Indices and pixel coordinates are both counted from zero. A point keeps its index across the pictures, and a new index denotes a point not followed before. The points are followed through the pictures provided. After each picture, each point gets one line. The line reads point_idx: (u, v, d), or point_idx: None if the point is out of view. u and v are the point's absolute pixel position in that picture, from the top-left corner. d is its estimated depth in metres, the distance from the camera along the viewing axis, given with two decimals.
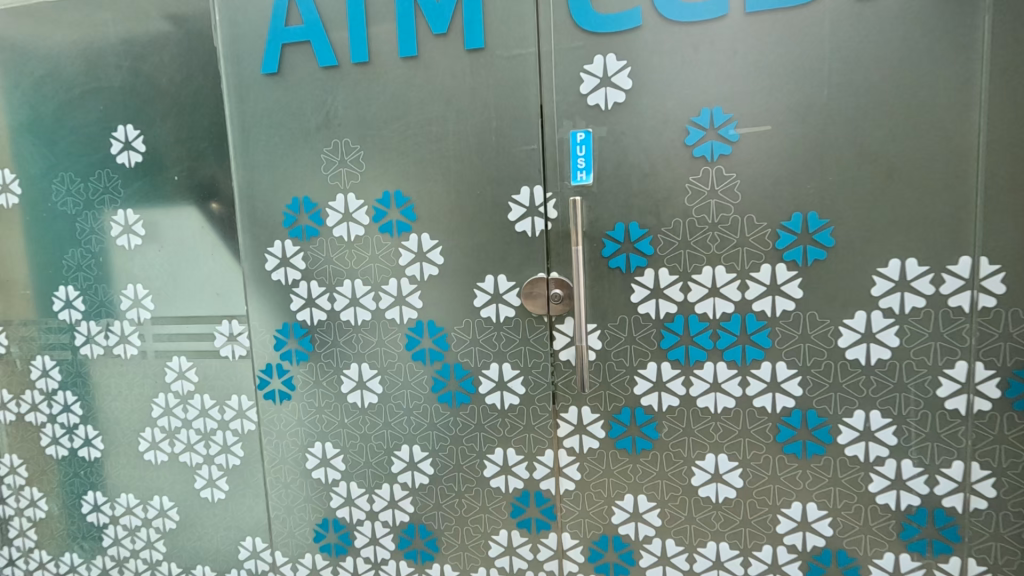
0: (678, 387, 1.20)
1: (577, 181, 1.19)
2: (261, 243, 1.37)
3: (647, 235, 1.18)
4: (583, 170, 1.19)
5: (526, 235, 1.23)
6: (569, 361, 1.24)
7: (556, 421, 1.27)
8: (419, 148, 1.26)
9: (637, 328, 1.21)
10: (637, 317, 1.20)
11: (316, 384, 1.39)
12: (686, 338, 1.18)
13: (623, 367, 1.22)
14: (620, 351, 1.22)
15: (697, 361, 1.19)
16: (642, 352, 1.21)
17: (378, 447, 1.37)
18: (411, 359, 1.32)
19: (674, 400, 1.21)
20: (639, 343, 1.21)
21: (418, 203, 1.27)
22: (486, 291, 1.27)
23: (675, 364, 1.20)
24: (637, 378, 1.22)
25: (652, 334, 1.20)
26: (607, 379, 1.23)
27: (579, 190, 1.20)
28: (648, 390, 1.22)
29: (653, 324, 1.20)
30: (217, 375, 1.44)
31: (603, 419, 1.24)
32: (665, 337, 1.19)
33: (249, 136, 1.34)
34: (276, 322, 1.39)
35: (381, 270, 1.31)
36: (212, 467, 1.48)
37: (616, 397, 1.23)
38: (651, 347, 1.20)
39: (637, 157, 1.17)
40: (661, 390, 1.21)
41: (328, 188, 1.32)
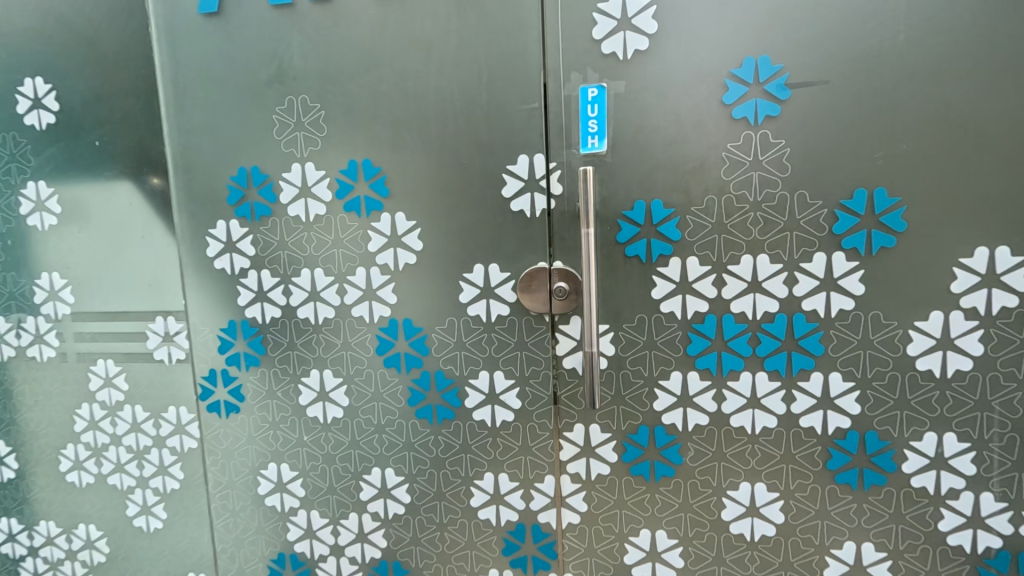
0: (708, 402, 0.99)
1: (587, 149, 0.97)
2: (201, 224, 1.12)
3: (672, 216, 0.96)
4: (595, 136, 0.96)
5: (524, 215, 1.00)
6: (575, 370, 1.02)
7: (558, 443, 1.05)
8: (392, 108, 1.02)
9: (659, 331, 0.99)
10: (659, 318, 0.98)
11: (269, 395, 1.15)
12: (719, 344, 0.97)
13: (641, 378, 1.00)
14: (638, 358, 1.00)
15: (731, 371, 0.98)
16: (664, 360, 0.99)
17: (344, 470, 1.14)
18: (383, 366, 1.09)
19: (703, 418, 0.99)
20: (662, 349, 0.99)
21: (391, 176, 1.04)
22: (474, 284, 1.04)
23: (704, 375, 0.98)
24: (657, 391, 1.00)
25: (677, 338, 0.98)
26: (621, 392, 1.01)
27: (589, 161, 0.97)
28: (671, 406, 1.00)
29: (679, 326, 0.98)
30: (150, 383, 1.20)
31: (615, 441, 1.03)
32: (693, 342, 0.98)
33: (184, 92, 1.09)
34: (220, 320, 1.15)
35: (347, 257, 1.08)
36: (147, 492, 1.24)
37: (632, 414, 1.02)
38: (676, 354, 0.99)
39: (662, 119, 0.94)
40: (686, 406, 1.00)
41: (281, 156, 1.07)
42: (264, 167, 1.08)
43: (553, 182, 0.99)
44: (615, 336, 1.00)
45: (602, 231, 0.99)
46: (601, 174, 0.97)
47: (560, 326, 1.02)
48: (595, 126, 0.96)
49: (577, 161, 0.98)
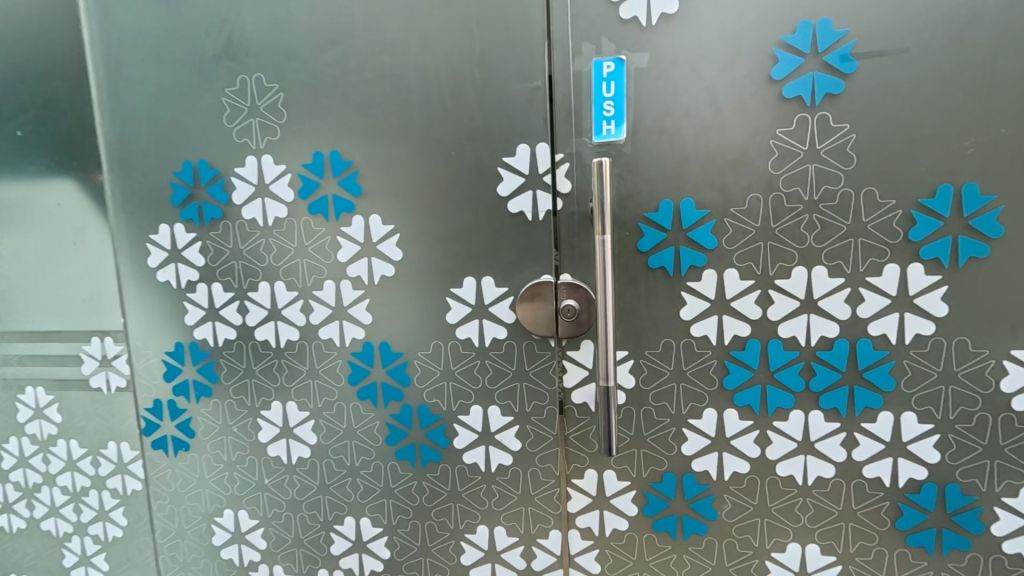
0: (749, 446, 0.81)
1: (602, 138, 0.79)
2: (140, 229, 0.95)
3: (707, 219, 0.78)
4: (611, 120, 0.78)
5: (524, 219, 0.83)
6: (587, 405, 0.84)
7: (566, 492, 0.87)
8: (365, 88, 0.84)
9: (690, 359, 0.81)
10: (690, 343, 0.80)
11: (224, 431, 0.97)
12: (763, 375, 0.79)
13: (666, 416, 0.82)
14: (663, 392, 0.82)
15: (778, 409, 0.80)
16: (696, 395, 0.81)
17: (311, 520, 0.96)
18: (356, 399, 0.92)
19: (742, 465, 0.82)
20: (693, 381, 0.81)
21: (363, 171, 0.86)
22: (464, 301, 0.86)
23: (745, 413, 0.81)
24: (686, 432, 0.82)
25: (712, 369, 0.80)
26: (643, 432, 0.83)
27: (604, 152, 0.79)
28: (703, 450, 0.82)
29: (714, 354, 0.80)
30: (87, 415, 1.03)
31: (635, 491, 0.85)
32: (732, 373, 0.80)
33: (119, 71, 0.91)
34: (166, 342, 0.97)
35: (312, 268, 0.90)
36: (85, 540, 1.06)
37: (655, 459, 0.84)
38: (710, 388, 0.81)
39: (695, 99, 0.76)
40: (722, 449, 0.82)
41: (232, 148, 0.89)
42: (213, 160, 0.90)
43: (560, 178, 0.81)
44: (635, 365, 0.82)
45: (620, 237, 0.81)
46: (619, 168, 0.79)
47: (568, 352, 0.84)
48: (611, 109, 0.78)
49: (589, 152, 0.80)
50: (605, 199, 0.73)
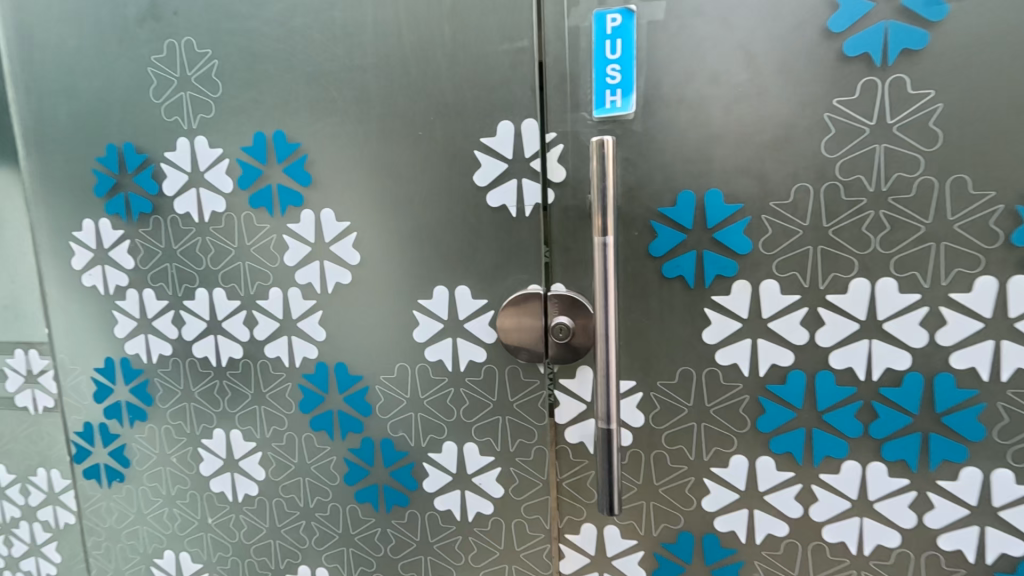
0: (788, 504, 0.64)
1: (604, 112, 0.62)
2: (62, 225, 0.81)
3: (740, 216, 0.60)
4: (616, 89, 0.61)
5: (506, 215, 0.66)
6: (584, 446, 0.68)
7: (558, 548, 0.72)
8: (313, 53, 0.68)
9: (713, 393, 0.64)
10: (715, 373, 0.63)
11: (161, 461, 0.84)
12: (808, 416, 0.62)
13: (683, 463, 0.66)
14: (680, 433, 0.65)
15: (828, 459, 0.62)
16: (721, 438, 0.65)
17: (261, 566, 0.82)
18: (309, 430, 0.77)
19: (780, 527, 0.65)
20: (717, 421, 0.64)
21: (313, 155, 0.71)
22: (435, 315, 0.70)
23: (784, 463, 0.64)
24: (709, 483, 0.66)
25: (742, 406, 0.64)
26: (653, 481, 0.67)
27: (607, 130, 0.62)
28: (729, 506, 0.66)
29: (745, 387, 0.63)
30: (13, 438, 0.90)
31: (643, 551, 0.69)
32: (768, 413, 0.63)
33: (30, 37, 0.77)
34: (95, 357, 0.83)
35: (256, 274, 0.75)
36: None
37: (669, 514, 0.67)
38: (740, 430, 0.64)
39: (726, 60, 0.59)
40: (753, 506, 0.65)
41: (161, 128, 0.75)
42: (140, 143, 0.76)
43: (552, 163, 0.64)
44: (644, 399, 0.66)
45: (626, 238, 0.64)
46: (626, 151, 0.62)
47: (561, 380, 0.68)
48: (617, 75, 0.61)
49: (587, 130, 0.63)
50: (609, 188, 0.57)
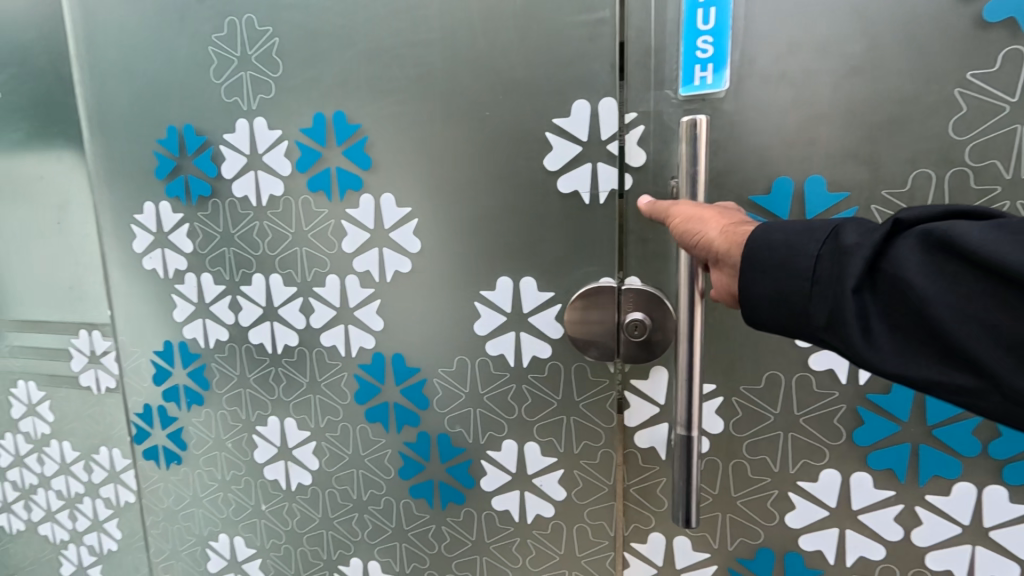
0: (886, 525, 0.58)
1: (692, 89, 0.56)
2: (124, 207, 0.81)
3: (847, 206, 0.54)
4: (706, 64, 0.55)
5: (578, 202, 0.62)
6: (655, 451, 0.64)
7: (621, 556, 0.68)
8: (375, 28, 0.65)
9: (804, 401, 0.58)
10: (807, 380, 0.58)
11: (217, 446, 0.83)
12: (916, 430, 0.56)
13: (766, 474, 0.61)
14: (763, 443, 0.60)
15: (937, 479, 0.56)
16: (811, 450, 0.59)
17: (314, 556, 0.82)
18: (364, 421, 0.75)
19: (876, 550, 0.59)
20: (807, 432, 0.59)
21: (373, 137, 0.67)
22: (498, 308, 0.67)
23: (884, 481, 0.57)
24: (794, 498, 0.60)
25: (837, 416, 0.58)
26: (731, 493, 0.62)
27: (694, 109, 0.56)
28: (817, 524, 0.60)
29: (842, 397, 0.57)
30: (78, 416, 0.92)
31: (716, 565, 0.64)
32: (867, 425, 0.57)
33: (93, 16, 0.76)
34: (154, 340, 0.84)
35: (313, 260, 0.73)
36: (81, 549, 0.97)
37: (748, 529, 0.62)
38: (833, 442, 0.58)
39: (837, 28, 0.52)
40: (844, 525, 0.59)
41: (221, 109, 0.73)
42: (200, 125, 0.74)
43: (631, 146, 0.59)
44: (725, 405, 0.60)
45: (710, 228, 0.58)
46: (715, 132, 0.56)
47: (633, 381, 0.63)
48: (709, 48, 0.55)
49: (672, 110, 0.57)
50: (700, 173, 0.51)
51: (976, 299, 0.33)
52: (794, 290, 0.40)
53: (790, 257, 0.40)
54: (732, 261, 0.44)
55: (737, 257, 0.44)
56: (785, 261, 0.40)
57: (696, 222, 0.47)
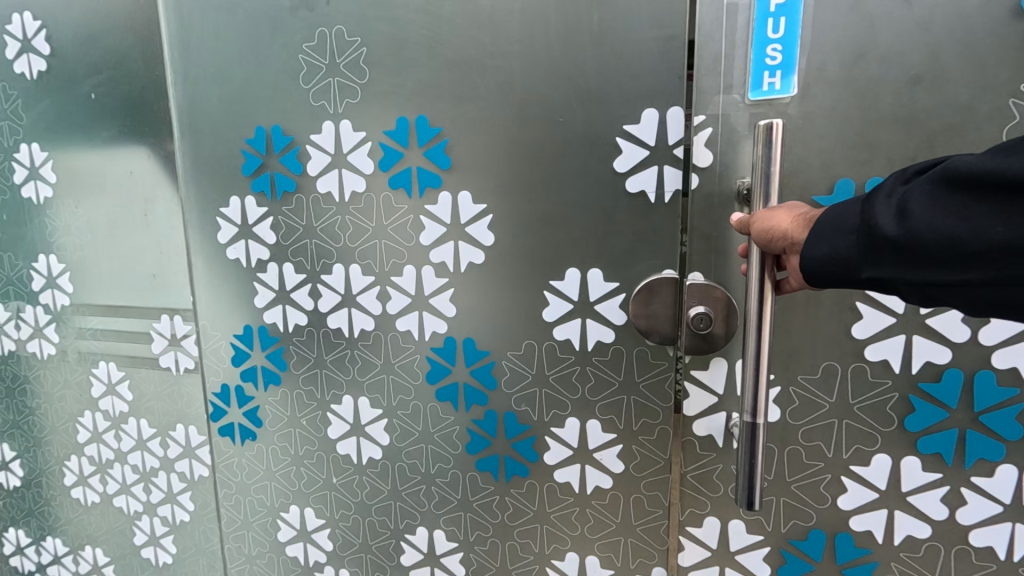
0: (933, 506, 0.65)
1: (761, 94, 0.62)
2: (210, 201, 0.87)
3: None
4: (775, 71, 0.61)
5: (645, 201, 0.68)
6: (712, 439, 0.70)
7: (678, 541, 0.74)
8: (459, 40, 0.71)
9: (859, 391, 0.65)
10: (863, 370, 0.64)
11: (292, 423, 0.90)
12: (964, 416, 0.62)
13: (820, 460, 0.67)
14: (819, 429, 0.67)
15: (981, 461, 0.62)
16: (863, 436, 0.65)
17: (381, 526, 0.88)
18: (435, 400, 0.81)
19: (922, 529, 0.65)
20: (860, 419, 0.65)
21: (453, 139, 0.74)
22: (566, 296, 0.73)
23: (932, 464, 0.64)
24: (846, 481, 0.67)
25: (890, 404, 0.64)
26: (787, 478, 0.69)
27: (756, 120, 0.63)
28: (868, 505, 0.67)
29: (895, 386, 0.63)
30: (157, 396, 0.99)
31: (769, 547, 0.71)
32: (918, 412, 0.63)
33: (189, 26, 0.83)
34: (234, 324, 0.90)
35: (391, 251, 0.79)
36: (155, 520, 1.04)
37: (801, 511, 0.69)
38: (885, 428, 0.65)
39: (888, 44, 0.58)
40: (894, 506, 0.66)
41: (308, 111, 0.79)
42: (287, 126, 0.81)
43: (700, 150, 0.65)
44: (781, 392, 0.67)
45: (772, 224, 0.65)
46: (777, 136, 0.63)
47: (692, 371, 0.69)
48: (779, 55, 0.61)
49: (739, 114, 0.63)
50: (773, 172, 0.57)
51: (984, 221, 0.40)
52: (837, 241, 0.47)
53: (833, 218, 0.48)
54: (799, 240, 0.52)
55: (801, 237, 0.51)
56: (828, 220, 0.48)
57: (766, 215, 0.55)
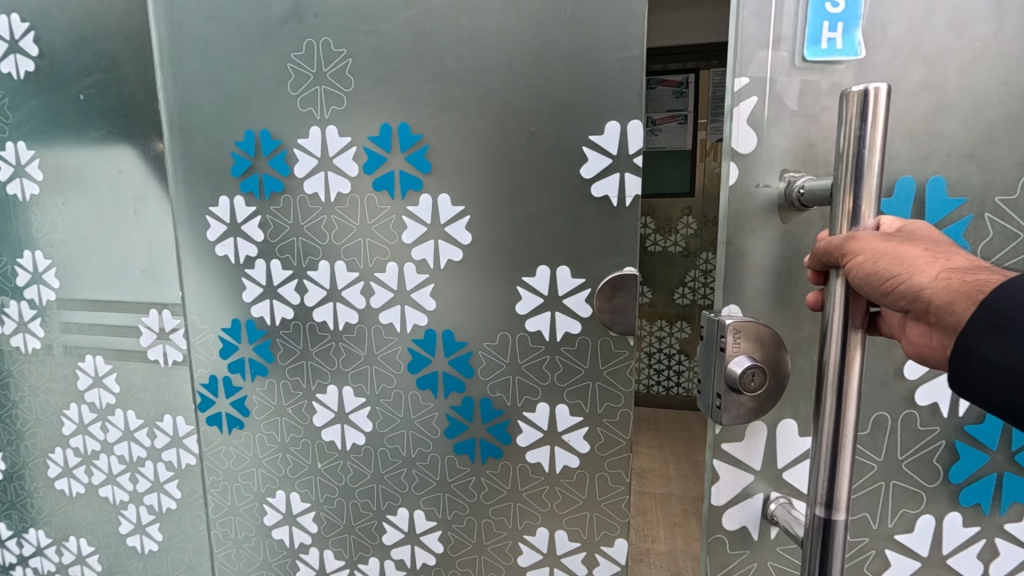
0: (970, 563, 0.71)
1: (819, 50, 0.61)
2: (199, 200, 0.91)
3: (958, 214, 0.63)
4: (834, 24, 0.60)
5: (608, 204, 0.75)
6: (746, 529, 0.71)
7: None
8: (441, 54, 0.77)
9: (907, 447, 0.68)
10: (913, 417, 0.67)
11: (278, 412, 0.95)
12: (1002, 460, 0.68)
13: (866, 535, 0.71)
14: (866, 496, 0.71)
15: (1016, 505, 0.68)
16: (909, 497, 0.70)
17: (364, 508, 0.94)
18: (415, 388, 0.87)
19: None
20: (906, 476, 0.69)
21: (434, 145, 0.80)
22: (537, 291, 0.80)
23: (972, 517, 0.69)
24: (890, 555, 0.71)
25: (936, 455, 0.68)
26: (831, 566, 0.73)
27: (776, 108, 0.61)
28: None
29: (942, 433, 0.68)
30: (145, 387, 1.02)
31: None
32: (963, 460, 0.68)
33: (180, 33, 0.87)
34: (222, 318, 0.94)
35: (374, 249, 0.85)
36: (141, 509, 1.07)
37: None
38: (931, 483, 0.69)
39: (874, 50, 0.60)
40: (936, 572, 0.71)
41: (296, 117, 0.84)
42: (275, 130, 0.85)
43: (740, 136, 0.63)
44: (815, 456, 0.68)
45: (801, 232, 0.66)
46: (811, 106, 0.62)
47: (723, 445, 0.70)
48: (840, 2, 0.60)
49: (787, 80, 0.62)
50: (867, 161, 0.47)
51: None
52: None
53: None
54: (952, 310, 0.42)
55: (960, 309, 0.42)
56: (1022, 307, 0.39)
57: (907, 257, 0.44)
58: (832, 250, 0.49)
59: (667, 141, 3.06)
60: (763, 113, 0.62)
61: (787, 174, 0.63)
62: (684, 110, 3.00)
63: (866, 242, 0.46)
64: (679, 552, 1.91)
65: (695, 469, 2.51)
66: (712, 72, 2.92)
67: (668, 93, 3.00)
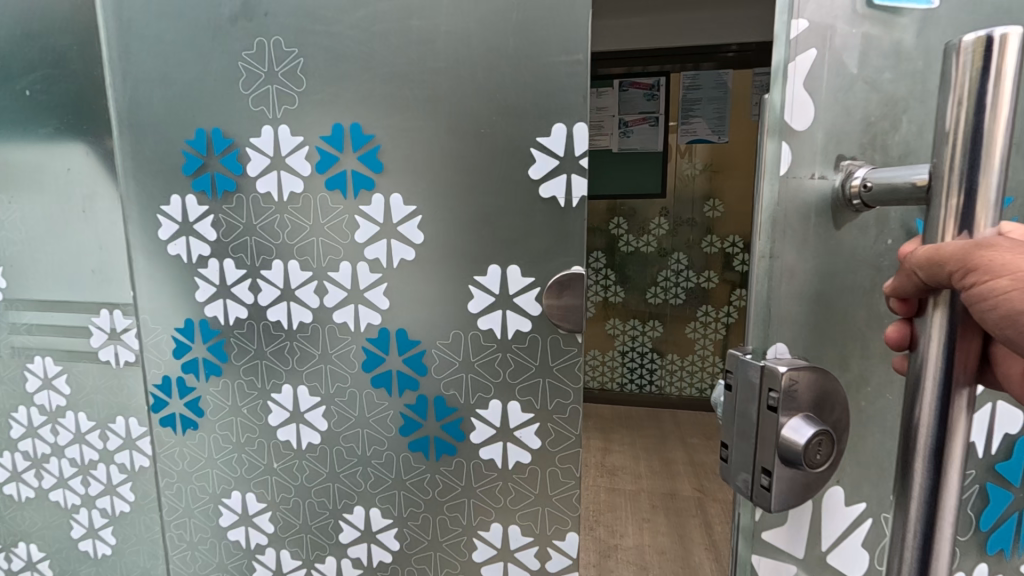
0: None
1: None
2: (150, 199, 0.90)
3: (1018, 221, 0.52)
4: None
5: (556, 205, 0.77)
6: None
7: None
8: (391, 55, 0.78)
9: None
10: None
11: (233, 412, 0.94)
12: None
13: None
14: None
15: None
16: None
17: (320, 507, 0.94)
18: (370, 386, 0.88)
19: None
20: None
21: (385, 146, 0.81)
22: (488, 290, 0.81)
23: (995, 565, 0.65)
24: None
25: (970, 502, 0.62)
26: None
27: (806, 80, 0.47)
28: None
29: (977, 477, 0.61)
30: (97, 388, 1.00)
31: None
32: (993, 503, 0.62)
33: (129, 30, 0.86)
34: (175, 318, 0.93)
35: (328, 249, 0.85)
36: (93, 512, 1.06)
37: None
38: (964, 536, 0.62)
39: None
40: None
41: (247, 116, 0.84)
42: (227, 129, 0.85)
43: (794, 105, 0.46)
44: (861, 531, 0.54)
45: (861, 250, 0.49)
46: (878, 70, 0.46)
47: (764, 534, 0.54)
48: None
49: (850, 30, 0.45)
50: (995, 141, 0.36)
51: None
52: None
53: None
54: None
55: None
56: None
57: None
58: (945, 260, 0.37)
59: (639, 143, 3.09)
60: (822, 76, 0.46)
61: (846, 161, 0.47)
62: (655, 112, 3.04)
63: (1006, 255, 0.35)
64: (645, 546, 1.95)
65: (664, 465, 2.56)
66: (682, 75, 2.97)
67: (639, 95, 3.04)
